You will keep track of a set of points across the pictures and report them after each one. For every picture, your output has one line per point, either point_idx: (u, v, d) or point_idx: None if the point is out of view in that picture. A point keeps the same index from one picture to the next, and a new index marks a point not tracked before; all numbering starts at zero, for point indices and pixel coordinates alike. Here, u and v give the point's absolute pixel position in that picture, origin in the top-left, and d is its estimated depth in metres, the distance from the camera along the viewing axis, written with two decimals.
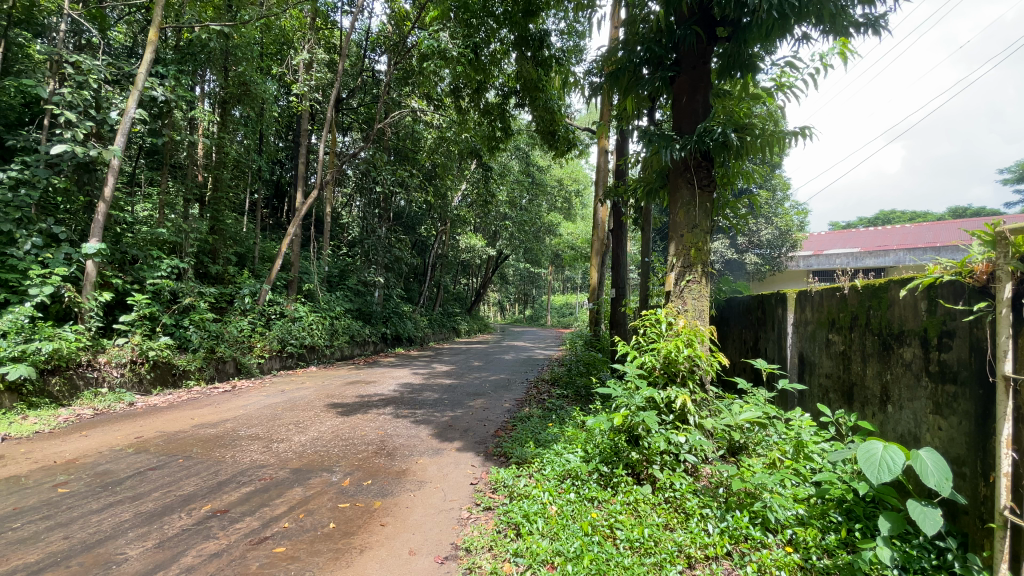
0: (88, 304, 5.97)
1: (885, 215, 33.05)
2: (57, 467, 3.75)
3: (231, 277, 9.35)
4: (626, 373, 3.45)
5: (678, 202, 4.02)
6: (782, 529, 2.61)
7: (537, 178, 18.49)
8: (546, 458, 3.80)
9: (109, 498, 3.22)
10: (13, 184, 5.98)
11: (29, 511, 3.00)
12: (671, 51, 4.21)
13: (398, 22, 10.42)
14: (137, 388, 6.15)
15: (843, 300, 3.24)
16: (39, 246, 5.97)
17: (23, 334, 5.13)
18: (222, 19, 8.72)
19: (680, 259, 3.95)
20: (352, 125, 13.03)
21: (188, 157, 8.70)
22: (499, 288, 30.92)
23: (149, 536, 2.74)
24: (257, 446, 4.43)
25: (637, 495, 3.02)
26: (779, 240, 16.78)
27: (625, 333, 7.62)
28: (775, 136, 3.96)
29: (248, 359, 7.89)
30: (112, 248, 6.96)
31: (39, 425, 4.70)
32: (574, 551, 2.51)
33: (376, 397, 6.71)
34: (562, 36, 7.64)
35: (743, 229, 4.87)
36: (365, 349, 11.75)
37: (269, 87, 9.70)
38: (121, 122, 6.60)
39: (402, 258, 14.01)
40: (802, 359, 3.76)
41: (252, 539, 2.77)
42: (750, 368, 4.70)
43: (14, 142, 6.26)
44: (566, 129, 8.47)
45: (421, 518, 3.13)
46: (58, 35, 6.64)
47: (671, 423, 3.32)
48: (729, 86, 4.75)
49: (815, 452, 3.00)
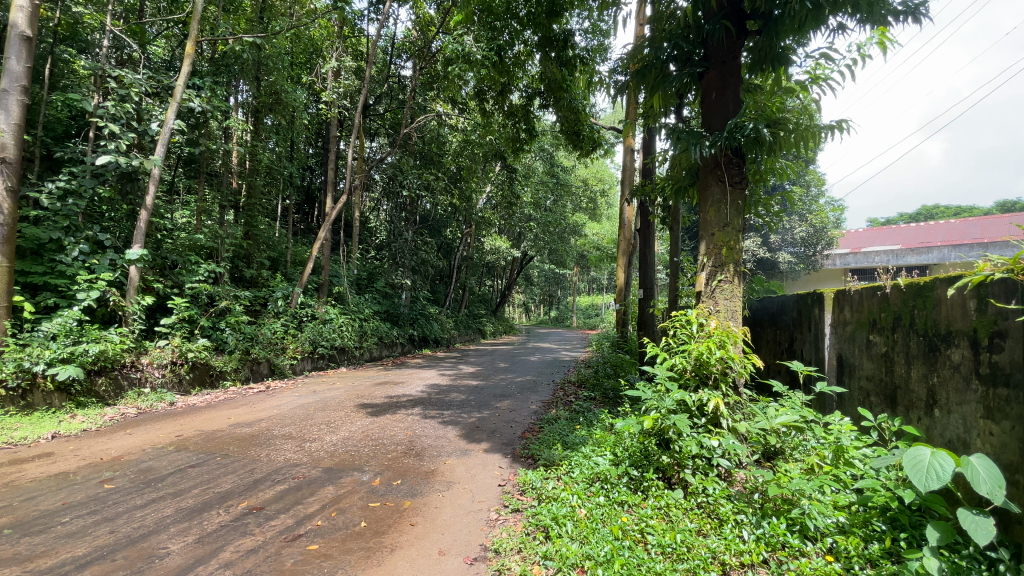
0: (131, 308, 6.23)
1: (927, 212, 31.76)
2: (103, 464, 3.92)
3: (264, 280, 9.62)
4: (656, 376, 3.41)
5: (709, 200, 3.92)
6: (822, 537, 2.52)
7: (562, 178, 18.43)
8: (574, 460, 3.75)
9: (151, 495, 3.34)
10: (62, 194, 6.31)
11: (78, 506, 3.14)
12: (699, 46, 4.13)
13: (422, 27, 10.51)
14: (177, 388, 6.40)
15: (885, 300, 3.10)
16: (86, 253, 6.27)
17: (72, 337, 5.39)
18: (255, 31, 9.02)
19: (711, 258, 3.86)
20: (379, 130, 13.24)
21: (223, 165, 9.01)
22: (524, 288, 30.96)
23: (190, 532, 2.84)
24: (290, 445, 4.54)
25: (669, 500, 2.96)
26: (815, 238, 16.29)
27: (653, 335, 7.44)
28: (809, 130, 3.80)
29: (282, 361, 8.12)
30: (153, 254, 7.33)
31: (87, 422, 4.94)
32: (605, 555, 2.48)
33: (404, 398, 6.79)
34: (586, 35, 7.56)
35: (777, 226, 4.71)
36: (392, 350, 11.93)
37: (300, 95, 9.93)
38: (161, 132, 6.87)
39: (429, 261, 14.18)
40: (840, 361, 3.62)
41: (286, 536, 2.83)
42: (787, 370, 4.55)
43: (62, 154, 6.58)
44: (591, 128, 8.28)
45: (450, 518, 3.15)
46: (102, 51, 6.97)
47: (704, 427, 3.24)
48: (760, 79, 4.63)
49: (857, 458, 2.85)
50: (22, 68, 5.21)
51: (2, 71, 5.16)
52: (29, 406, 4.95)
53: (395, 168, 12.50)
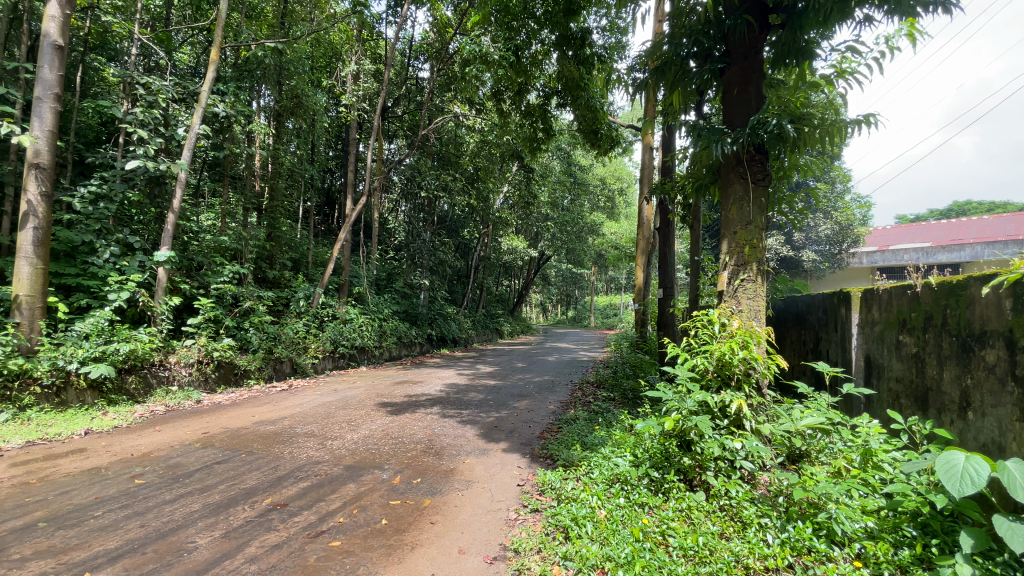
0: (159, 308, 6.41)
1: (959, 208, 30.70)
2: (134, 460, 4.04)
3: (287, 281, 9.79)
4: (677, 377, 3.37)
5: (731, 197, 3.85)
6: (850, 542, 2.45)
7: (579, 177, 18.34)
8: (593, 461, 3.73)
9: (180, 490, 3.44)
10: (94, 198, 6.52)
11: (110, 500, 3.24)
12: (720, 41, 4.07)
13: (440, 29, 10.55)
14: (204, 386, 6.56)
15: (916, 299, 3.00)
16: (117, 254, 6.48)
17: (104, 336, 5.58)
18: (276, 36, 9.15)
19: (733, 257, 3.80)
20: (398, 131, 13.36)
21: (246, 168, 9.22)
22: (541, 288, 30.91)
23: (216, 527, 2.90)
24: (312, 443, 4.61)
25: (691, 502, 2.93)
26: (840, 236, 16.10)
27: (673, 335, 7.35)
28: (834, 125, 3.71)
29: (304, 360, 8.25)
30: (181, 256, 7.58)
31: (118, 419, 5.10)
32: (626, 556, 2.46)
33: (423, 397, 6.84)
34: (604, 33, 7.51)
35: (801, 224, 4.61)
36: (411, 350, 12.03)
37: (320, 99, 10.07)
38: (187, 137, 7.04)
39: (446, 261, 14.28)
40: (868, 362, 3.52)
41: (310, 532, 2.88)
42: (812, 371, 4.45)
43: (93, 160, 6.81)
44: (609, 126, 8.21)
45: (469, 517, 3.16)
46: (131, 59, 7.18)
47: (726, 429, 3.19)
48: (783, 75, 4.54)
49: (886, 461, 2.77)
50: (54, 76, 5.39)
51: (36, 79, 5.34)
52: (63, 403, 5.12)
53: (413, 169, 12.62)
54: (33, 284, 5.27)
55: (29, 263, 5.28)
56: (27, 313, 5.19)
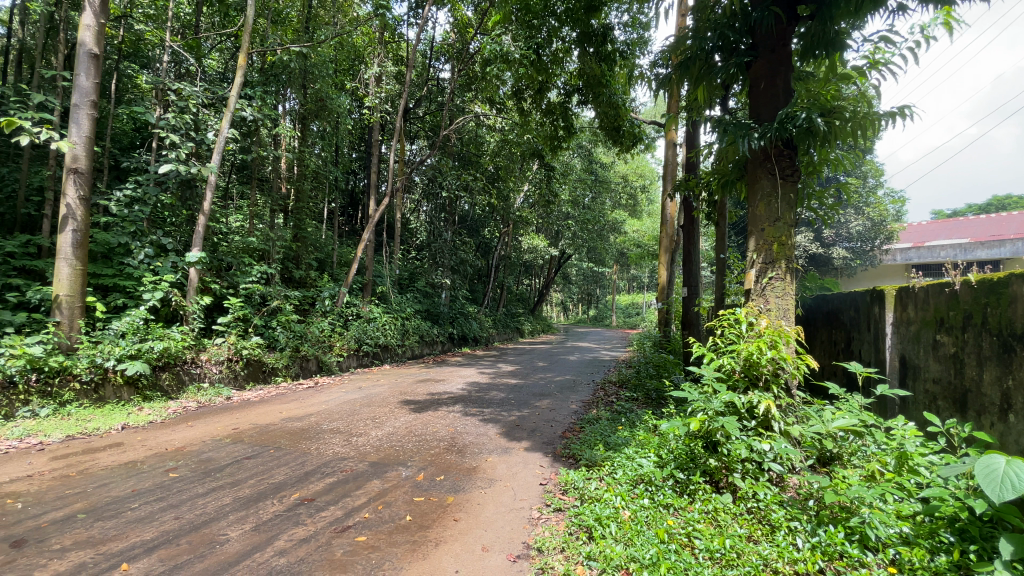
0: (191, 308, 6.60)
1: (999, 203, 29.40)
2: (168, 454, 4.19)
3: (312, 281, 9.99)
4: (703, 377, 3.31)
5: (758, 193, 3.77)
6: (884, 548, 2.38)
7: (600, 175, 18.17)
8: (616, 461, 3.70)
9: (212, 484, 3.54)
10: (130, 201, 6.76)
11: (146, 493, 3.37)
12: (746, 34, 3.98)
13: (461, 29, 10.58)
14: (233, 383, 6.75)
15: (954, 297, 2.89)
16: (150, 256, 6.71)
17: (139, 334, 5.82)
18: (301, 41, 9.33)
19: (761, 255, 3.71)
20: (419, 132, 13.48)
21: (273, 170, 9.43)
22: (562, 287, 30.82)
23: (247, 520, 2.99)
24: (338, 439, 4.69)
25: (717, 504, 2.88)
26: (871, 232, 15.64)
27: (698, 335, 7.22)
28: (868, 118, 3.57)
29: (329, 358, 8.40)
30: (211, 256, 7.82)
31: (153, 415, 5.29)
32: (651, 557, 2.44)
33: (445, 395, 6.89)
34: (626, 28, 7.43)
35: (832, 221, 4.47)
36: (433, 348, 12.14)
37: (343, 101, 10.24)
38: (216, 141, 7.24)
39: (467, 260, 14.37)
40: (903, 362, 3.41)
41: (336, 527, 2.93)
42: (844, 372, 4.33)
43: (128, 164, 7.07)
44: (631, 123, 8.10)
45: (493, 515, 3.18)
46: (163, 66, 7.41)
47: (754, 430, 3.13)
48: (812, 67, 4.42)
49: (923, 465, 2.66)
50: (90, 83, 5.60)
51: (74, 87, 5.57)
52: (101, 399, 5.33)
53: (435, 170, 12.70)
54: (72, 284, 5.50)
55: (69, 264, 5.50)
56: (67, 312, 5.40)
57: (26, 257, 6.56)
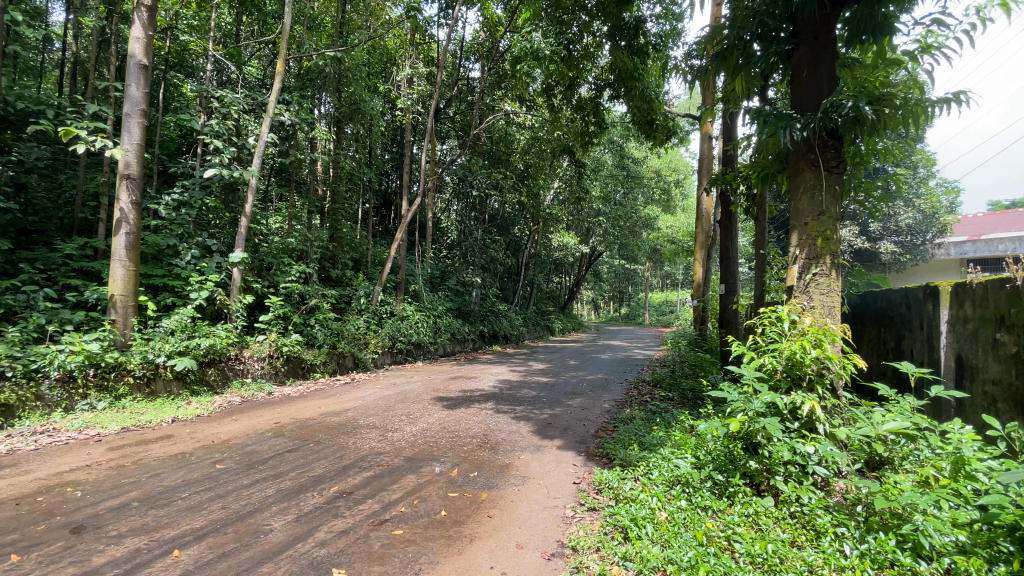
0: (234, 306, 6.87)
1: None
2: (215, 446, 4.38)
3: (348, 280, 10.23)
4: (743, 377, 3.21)
5: (801, 186, 3.64)
6: (938, 557, 2.24)
7: (632, 170, 17.89)
8: (652, 462, 3.64)
9: (256, 475, 3.69)
10: (177, 205, 7.09)
11: (195, 483, 3.54)
12: (786, 21, 3.83)
13: (491, 28, 10.60)
14: (274, 378, 7.00)
15: (1016, 294, 2.71)
16: (197, 257, 7.06)
17: (187, 332, 6.11)
18: (336, 45, 9.56)
19: (804, 250, 3.58)
20: (450, 132, 13.60)
21: (310, 173, 9.69)
22: (593, 285, 30.60)
23: (289, 511, 3.09)
24: (374, 434, 4.80)
25: (758, 507, 2.79)
26: (923, 225, 14.84)
27: (736, 333, 7.00)
28: (920, 105, 3.38)
29: (365, 355, 8.60)
30: (253, 257, 8.14)
31: (200, 408, 5.54)
32: (689, 561, 2.39)
33: (478, 393, 6.95)
34: (659, 20, 7.28)
35: (880, 213, 4.27)
36: (464, 346, 12.26)
37: (376, 104, 10.45)
38: (257, 146, 7.49)
39: (498, 259, 14.46)
40: (959, 363, 3.22)
41: (374, 520, 3.00)
42: (895, 372, 4.13)
43: (176, 170, 7.42)
44: (665, 116, 7.95)
45: (526, 512, 3.19)
46: (206, 75, 7.72)
47: (797, 432, 3.03)
48: (859, 53, 4.21)
49: (981, 471, 2.48)
50: (140, 93, 5.89)
51: (126, 97, 5.87)
52: (153, 393, 5.62)
53: (465, 169, 12.81)
54: (126, 284, 5.81)
55: (122, 265, 5.81)
56: (121, 311, 5.72)
57: (83, 258, 6.97)
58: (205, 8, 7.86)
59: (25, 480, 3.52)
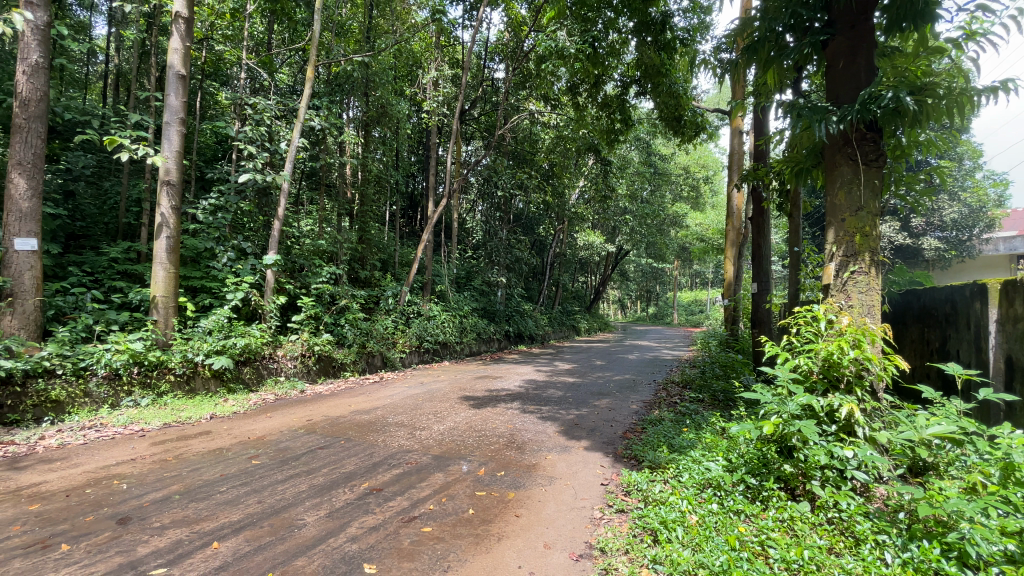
0: (268, 307, 7.07)
1: None
2: (250, 443, 4.52)
3: (377, 280, 10.40)
4: (777, 378, 3.12)
5: (837, 181, 3.52)
6: (986, 566, 2.14)
7: (659, 167, 17.61)
8: (682, 464, 3.58)
9: (289, 471, 3.80)
10: (214, 209, 7.34)
11: (232, 478, 3.66)
12: (821, 10, 3.70)
13: (515, 28, 10.59)
14: (307, 377, 7.19)
15: None
16: (233, 259, 7.34)
17: (224, 332, 6.33)
18: (363, 50, 9.72)
19: (841, 248, 3.46)
20: (475, 133, 13.67)
21: (339, 176, 9.90)
22: (620, 284, 30.26)
23: (322, 507, 3.17)
24: (403, 432, 4.87)
25: (793, 512, 2.71)
26: (968, 221, 14.19)
27: (769, 333, 6.81)
28: (965, 95, 3.22)
29: (393, 355, 8.75)
30: (285, 258, 8.37)
31: (236, 406, 5.73)
32: (720, 565, 2.34)
33: (504, 392, 6.96)
34: (686, 14, 7.13)
35: (923, 208, 4.10)
36: (490, 346, 12.31)
37: (402, 107, 10.59)
38: (288, 151, 7.67)
39: (523, 258, 14.45)
40: (1010, 364, 3.06)
41: (403, 517, 3.05)
42: (940, 374, 3.95)
43: (213, 175, 7.70)
44: (693, 112, 7.80)
45: (554, 513, 3.18)
46: (240, 83, 7.97)
47: (834, 435, 2.93)
48: (899, 41, 4.03)
49: None
50: (179, 102, 6.12)
51: (166, 107, 6.12)
52: (192, 390, 5.85)
53: (490, 169, 12.88)
54: (166, 286, 6.07)
55: (164, 268, 6.07)
56: (162, 312, 5.98)
57: (127, 262, 7.30)
58: (239, 18, 8.13)
59: (75, 473, 3.71)
